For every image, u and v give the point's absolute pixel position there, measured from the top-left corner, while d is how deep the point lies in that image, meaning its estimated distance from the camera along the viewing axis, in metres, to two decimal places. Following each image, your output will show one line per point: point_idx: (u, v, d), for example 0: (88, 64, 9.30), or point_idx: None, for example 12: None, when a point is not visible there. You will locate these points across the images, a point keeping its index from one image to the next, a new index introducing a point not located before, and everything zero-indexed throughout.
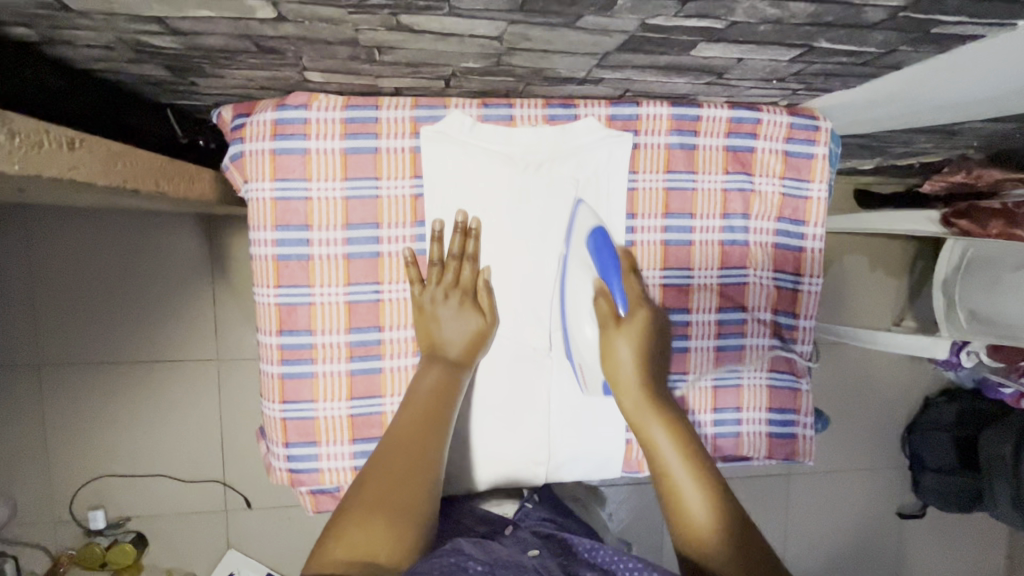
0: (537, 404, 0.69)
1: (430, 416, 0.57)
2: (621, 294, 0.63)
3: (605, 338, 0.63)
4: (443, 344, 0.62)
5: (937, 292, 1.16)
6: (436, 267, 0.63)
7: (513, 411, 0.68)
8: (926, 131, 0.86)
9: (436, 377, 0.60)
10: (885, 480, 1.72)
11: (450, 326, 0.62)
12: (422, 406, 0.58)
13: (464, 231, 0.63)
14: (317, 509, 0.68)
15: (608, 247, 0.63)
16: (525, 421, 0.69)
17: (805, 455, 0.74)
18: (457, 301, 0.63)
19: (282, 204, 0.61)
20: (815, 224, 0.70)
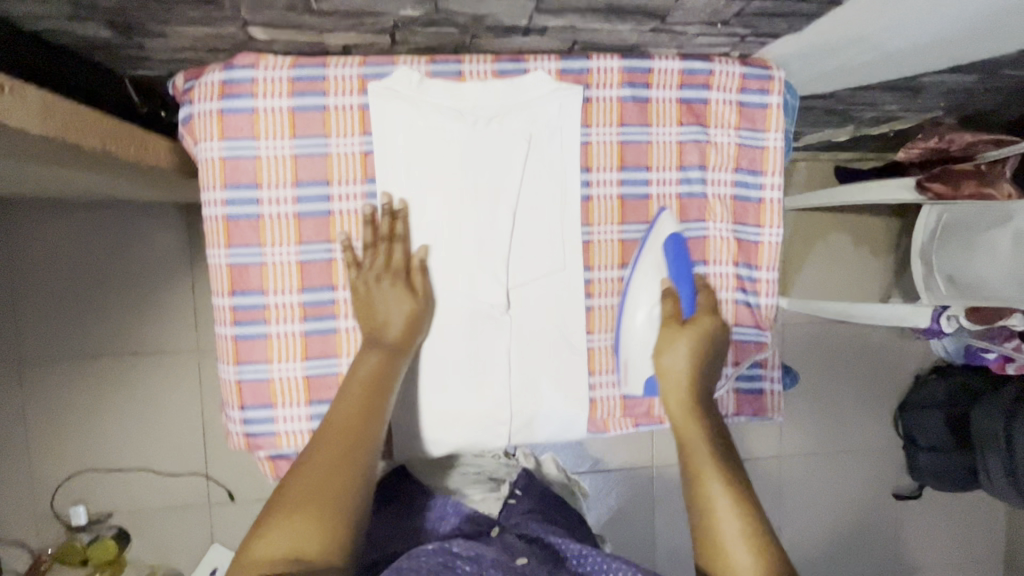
0: (497, 364, 0.67)
1: (364, 414, 0.58)
2: (689, 298, 0.66)
3: (667, 334, 0.66)
4: (378, 329, 0.61)
5: (915, 260, 1.15)
6: (368, 250, 0.63)
7: (473, 371, 0.67)
8: (889, 88, 0.86)
9: (373, 366, 0.60)
10: (880, 462, 1.69)
11: (384, 313, 0.61)
12: (359, 394, 0.59)
13: (392, 213, 0.63)
14: (276, 476, 0.67)
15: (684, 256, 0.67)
16: (485, 381, 0.67)
17: (772, 410, 0.73)
18: (391, 283, 0.62)
19: (231, 163, 0.61)
20: (772, 173, 0.69)
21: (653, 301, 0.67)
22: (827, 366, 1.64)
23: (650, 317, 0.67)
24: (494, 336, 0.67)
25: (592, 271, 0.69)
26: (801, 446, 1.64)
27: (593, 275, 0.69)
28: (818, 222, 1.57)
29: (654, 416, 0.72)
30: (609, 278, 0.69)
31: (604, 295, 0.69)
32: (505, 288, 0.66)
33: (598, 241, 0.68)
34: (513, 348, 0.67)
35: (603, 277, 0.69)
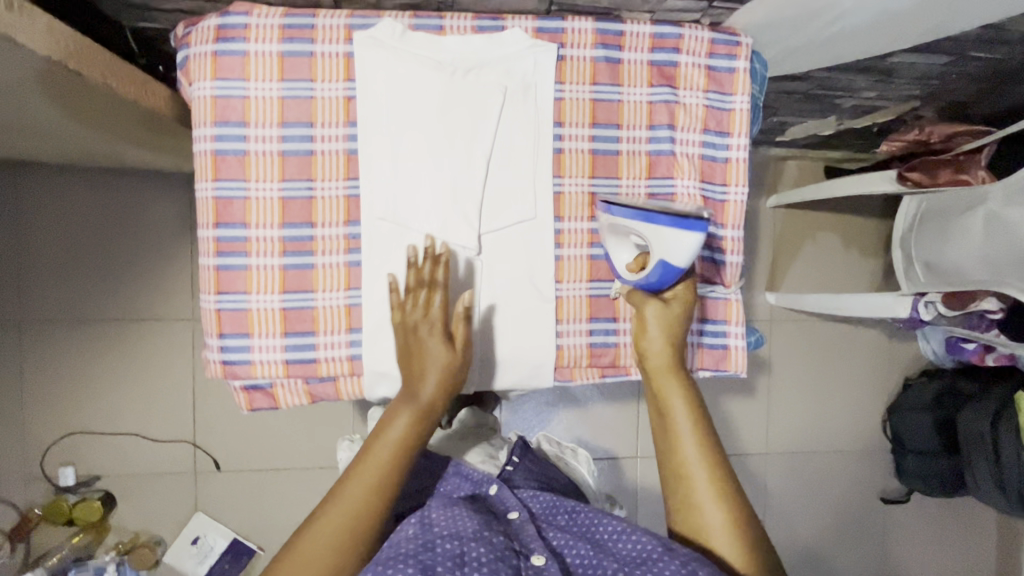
0: (466, 305, 0.70)
1: (394, 459, 0.63)
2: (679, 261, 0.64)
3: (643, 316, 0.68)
4: (418, 384, 0.65)
5: (897, 250, 1.17)
6: (410, 300, 0.65)
7: (442, 311, 0.69)
8: (861, 69, 0.89)
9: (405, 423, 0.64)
10: (868, 465, 1.68)
11: (421, 373, 0.64)
12: (389, 450, 0.63)
13: (433, 257, 0.66)
14: (251, 407, 0.70)
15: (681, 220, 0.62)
16: (455, 321, 0.70)
17: (737, 366, 0.74)
18: (434, 339, 0.65)
19: (222, 102, 0.65)
20: (738, 135, 0.73)
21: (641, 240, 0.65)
22: (816, 364, 1.64)
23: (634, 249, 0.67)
24: (465, 279, 0.69)
25: (562, 222, 0.71)
26: (789, 445, 1.64)
27: (564, 227, 0.71)
28: (808, 220, 1.59)
29: (620, 366, 0.74)
30: (578, 230, 0.72)
31: (574, 247, 0.72)
32: (476, 232, 0.69)
33: (569, 193, 0.71)
34: (484, 292, 0.70)
35: (573, 228, 0.72)
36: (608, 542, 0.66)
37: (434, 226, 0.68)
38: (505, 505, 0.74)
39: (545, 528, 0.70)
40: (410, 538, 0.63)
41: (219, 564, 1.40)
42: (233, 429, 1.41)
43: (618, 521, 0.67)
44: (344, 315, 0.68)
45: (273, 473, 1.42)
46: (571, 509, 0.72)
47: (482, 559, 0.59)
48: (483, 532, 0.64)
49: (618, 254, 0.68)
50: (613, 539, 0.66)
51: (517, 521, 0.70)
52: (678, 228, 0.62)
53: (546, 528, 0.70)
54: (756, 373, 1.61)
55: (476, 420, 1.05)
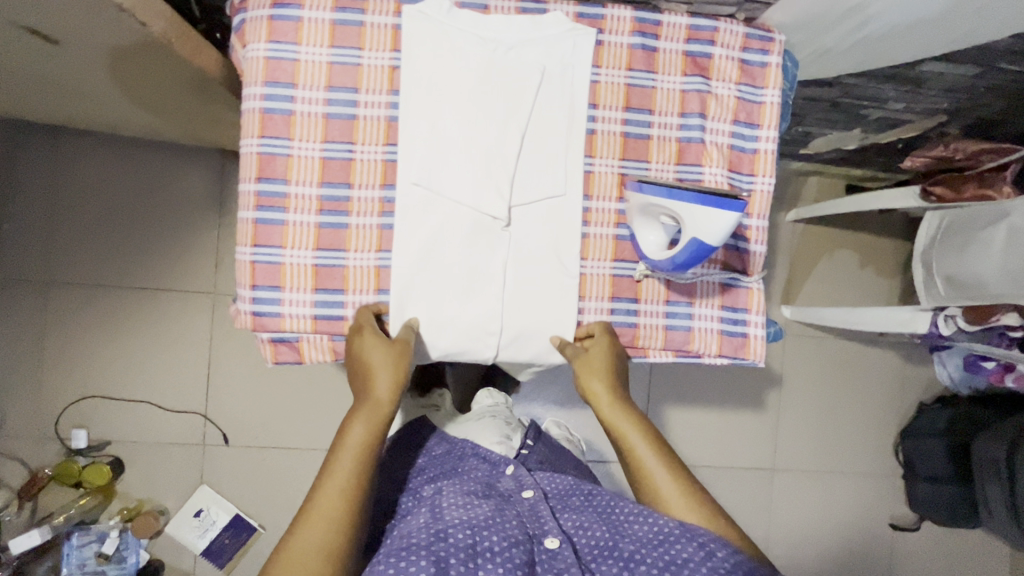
0: (491, 274, 0.71)
1: (357, 461, 0.63)
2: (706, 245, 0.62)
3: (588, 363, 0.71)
4: (369, 389, 0.67)
5: (917, 265, 1.17)
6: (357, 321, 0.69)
7: (467, 279, 0.71)
8: (890, 78, 0.91)
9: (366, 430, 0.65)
10: (877, 489, 1.65)
11: (372, 380, 0.67)
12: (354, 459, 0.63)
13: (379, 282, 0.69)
14: (276, 360, 0.72)
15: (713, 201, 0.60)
16: (478, 290, 0.71)
17: (755, 355, 0.75)
18: (379, 345, 0.67)
19: (273, 63, 0.68)
20: (768, 127, 0.74)
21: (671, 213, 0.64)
22: (829, 382, 1.62)
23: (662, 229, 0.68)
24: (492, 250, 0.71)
25: (591, 201, 0.73)
26: (797, 462, 1.61)
27: (592, 206, 0.73)
28: (827, 237, 1.60)
29: (639, 347, 0.75)
30: (606, 210, 0.73)
31: (601, 226, 0.73)
32: (506, 204, 0.70)
33: (598, 174, 0.73)
34: (510, 264, 0.71)
35: (600, 208, 0.73)
36: (620, 522, 0.65)
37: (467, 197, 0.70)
38: (519, 484, 0.76)
39: (558, 510, 0.72)
40: (425, 527, 0.65)
41: (219, 539, 1.40)
42: (243, 404, 1.42)
43: (634, 503, 0.67)
44: (374, 276, 0.70)
45: (279, 451, 1.43)
46: (587, 492, 0.72)
47: (495, 548, 0.62)
48: (494, 520, 0.66)
49: (646, 233, 0.68)
50: (623, 519, 0.65)
51: (532, 500, 0.72)
52: (709, 204, 0.60)
53: (559, 510, 0.71)
54: (768, 387, 1.59)
55: (491, 400, 1.04)
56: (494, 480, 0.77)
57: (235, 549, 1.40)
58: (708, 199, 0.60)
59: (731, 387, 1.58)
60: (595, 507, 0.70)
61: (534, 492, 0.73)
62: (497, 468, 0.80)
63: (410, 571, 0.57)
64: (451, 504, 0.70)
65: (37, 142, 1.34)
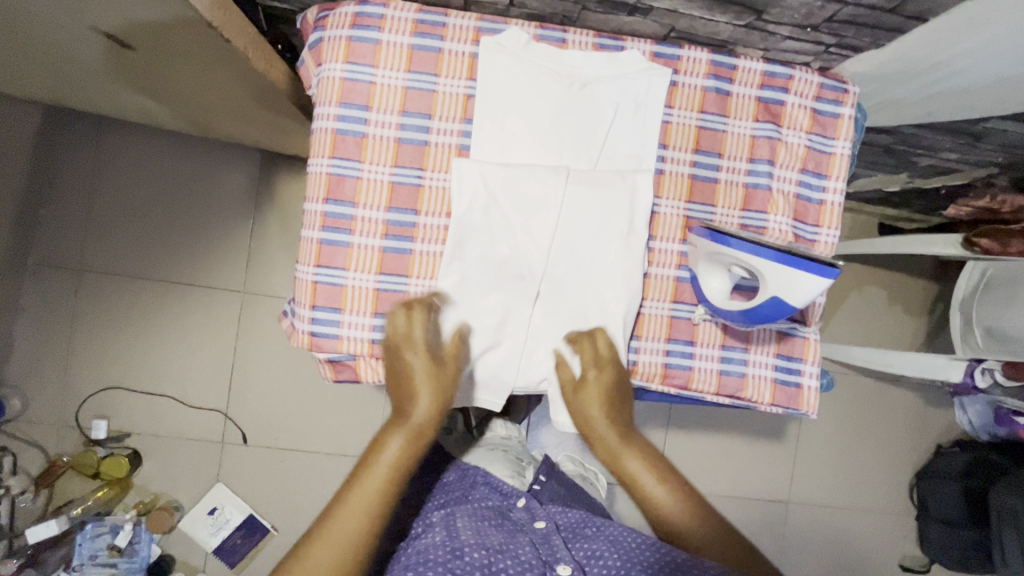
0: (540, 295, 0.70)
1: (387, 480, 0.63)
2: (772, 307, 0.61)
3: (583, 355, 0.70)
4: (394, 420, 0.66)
5: (954, 312, 1.18)
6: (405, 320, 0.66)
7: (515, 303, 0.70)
8: (949, 130, 0.91)
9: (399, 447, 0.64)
10: (890, 528, 1.64)
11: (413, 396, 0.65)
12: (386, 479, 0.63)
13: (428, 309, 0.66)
14: (334, 379, 0.72)
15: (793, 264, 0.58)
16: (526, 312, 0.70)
17: (808, 407, 0.74)
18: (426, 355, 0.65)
19: (349, 85, 0.68)
20: (836, 178, 0.74)
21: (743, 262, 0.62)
22: (848, 418, 1.62)
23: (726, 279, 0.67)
24: (553, 285, 0.70)
25: (655, 241, 0.73)
26: (811, 496, 1.61)
27: (656, 245, 0.73)
28: (855, 273, 1.60)
29: (691, 389, 0.74)
30: (670, 251, 0.73)
31: (665, 266, 0.73)
32: (571, 235, 0.69)
33: (664, 214, 0.73)
34: (571, 301, 0.70)
35: (665, 248, 0.73)
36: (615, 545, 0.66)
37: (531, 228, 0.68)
38: (531, 515, 0.76)
39: (569, 539, 0.71)
40: (440, 543, 0.66)
41: (232, 538, 1.39)
42: (264, 404, 1.41)
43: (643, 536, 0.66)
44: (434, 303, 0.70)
45: (298, 453, 1.42)
46: (598, 524, 0.71)
47: (509, 568, 0.63)
48: (505, 548, 0.67)
49: (710, 278, 0.68)
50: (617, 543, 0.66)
51: (544, 530, 0.72)
52: (795, 267, 0.58)
53: (570, 539, 0.71)
54: (787, 419, 1.59)
55: (505, 432, 1.06)
56: (505, 509, 0.78)
57: (247, 549, 1.39)
58: (785, 258, 0.58)
59: (751, 416, 1.57)
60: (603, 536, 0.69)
61: (546, 523, 0.73)
62: (508, 499, 0.81)
63: None
64: (467, 526, 0.70)
65: (80, 129, 1.34)
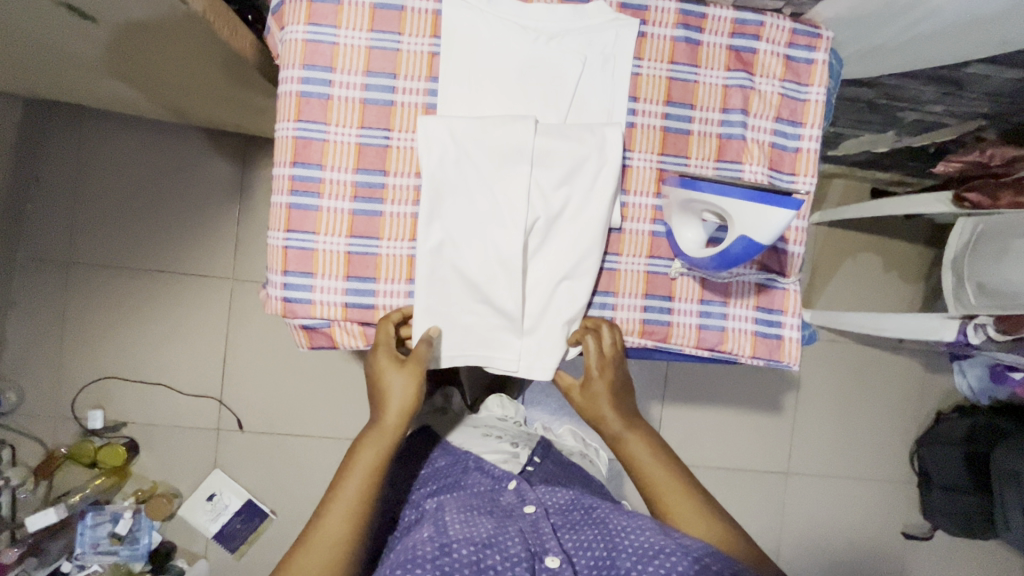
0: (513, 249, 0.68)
1: (364, 478, 0.66)
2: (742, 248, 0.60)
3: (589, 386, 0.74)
4: (380, 415, 0.68)
5: (947, 271, 1.16)
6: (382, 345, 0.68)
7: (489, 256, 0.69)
8: (932, 79, 0.89)
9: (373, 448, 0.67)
10: (891, 496, 1.63)
11: (385, 397, 0.68)
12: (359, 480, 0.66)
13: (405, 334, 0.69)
14: (308, 346, 0.72)
15: (758, 196, 0.57)
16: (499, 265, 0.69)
17: (790, 358, 0.73)
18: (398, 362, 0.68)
19: (311, 46, 0.67)
20: (812, 125, 0.73)
21: (709, 204, 0.62)
22: (845, 387, 1.61)
23: (699, 231, 0.66)
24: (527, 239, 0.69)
25: (628, 195, 0.72)
26: (811, 467, 1.60)
27: (629, 199, 0.72)
28: (849, 240, 1.58)
29: (671, 345, 0.74)
30: (643, 205, 0.72)
31: (637, 221, 0.72)
32: (539, 175, 0.68)
33: (637, 167, 0.72)
34: (545, 256, 0.70)
35: (637, 203, 0.72)
36: (621, 534, 0.63)
37: (500, 183, 0.68)
38: (521, 499, 0.75)
39: (559, 527, 0.70)
40: (428, 539, 0.63)
41: (231, 524, 1.40)
42: (258, 390, 1.42)
43: (630, 515, 0.66)
44: (407, 264, 0.69)
45: (293, 436, 1.42)
46: (586, 507, 0.71)
47: (499, 565, 0.60)
48: (496, 539, 0.64)
49: (682, 231, 0.67)
50: (618, 531, 0.64)
51: (534, 516, 0.71)
52: (762, 201, 0.57)
53: (560, 526, 0.70)
54: (785, 390, 1.58)
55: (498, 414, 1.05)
56: (495, 495, 0.77)
57: (247, 534, 1.40)
58: (751, 194, 0.57)
59: (748, 388, 1.56)
60: (595, 521, 0.68)
61: (535, 508, 0.73)
62: (499, 482, 0.81)
63: None
64: (455, 519, 0.68)
65: (62, 121, 1.34)
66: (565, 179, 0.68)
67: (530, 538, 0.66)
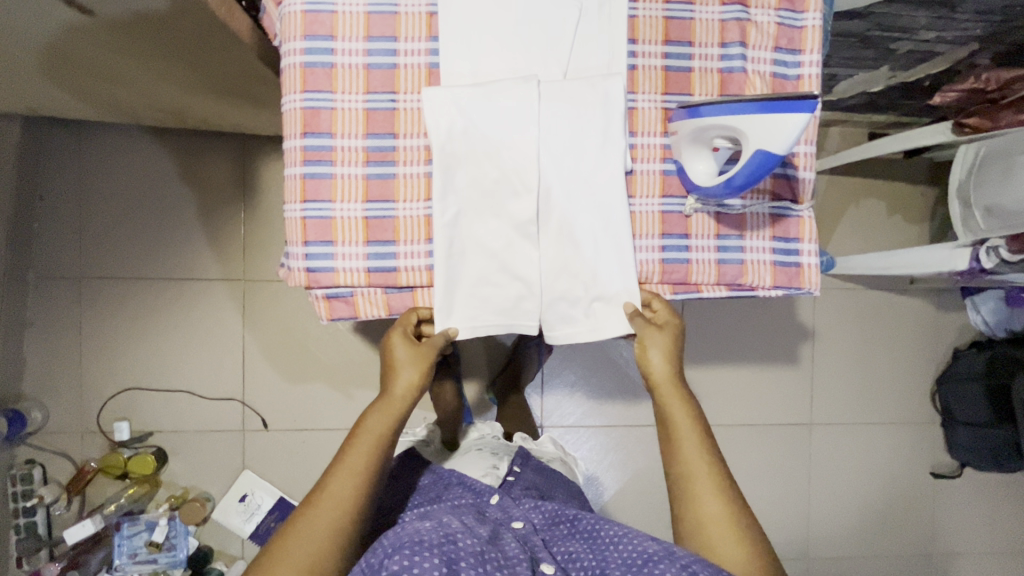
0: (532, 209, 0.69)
1: (371, 451, 0.66)
2: (750, 169, 0.61)
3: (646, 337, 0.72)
4: (389, 387, 0.69)
5: (953, 198, 1.17)
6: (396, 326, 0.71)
7: (507, 221, 0.70)
8: (922, 2, 0.90)
9: (380, 421, 0.68)
10: (916, 438, 1.64)
11: (395, 373, 0.70)
12: (365, 450, 0.65)
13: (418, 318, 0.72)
14: (330, 317, 0.72)
15: (767, 108, 0.58)
16: (517, 227, 0.70)
17: (811, 284, 0.74)
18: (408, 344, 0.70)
19: (311, 16, 0.67)
20: (811, 51, 0.73)
21: (716, 129, 0.63)
22: (861, 333, 1.61)
23: (710, 163, 0.67)
24: (541, 204, 0.69)
25: (636, 137, 0.72)
26: (834, 415, 1.61)
27: (637, 140, 0.72)
28: (850, 187, 1.58)
29: (691, 283, 0.74)
30: (652, 145, 0.73)
31: (647, 161, 0.72)
32: (546, 141, 0.68)
33: (642, 109, 0.72)
34: (560, 220, 0.70)
35: (646, 143, 0.72)
36: (610, 548, 0.65)
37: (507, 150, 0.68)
38: (507, 514, 0.76)
39: (548, 542, 0.71)
40: (431, 529, 0.64)
41: (266, 522, 1.41)
42: (280, 387, 1.43)
43: (620, 527, 0.68)
44: (423, 224, 0.70)
45: (319, 431, 1.43)
46: (572, 518, 0.73)
47: (501, 561, 0.62)
48: (495, 541, 0.67)
49: (694, 163, 0.67)
50: (609, 543, 0.66)
51: (522, 532, 0.72)
52: (775, 111, 0.58)
53: (550, 541, 0.71)
54: (801, 341, 1.59)
55: (477, 433, 1.10)
56: (480, 507, 0.77)
57: None
58: (758, 105, 0.58)
59: (764, 343, 1.57)
60: (583, 534, 0.70)
61: (523, 523, 0.73)
62: (481, 497, 0.81)
63: (423, 568, 0.56)
64: (451, 518, 0.69)
65: (61, 139, 1.35)
66: (571, 143, 0.69)
67: (525, 546, 0.68)
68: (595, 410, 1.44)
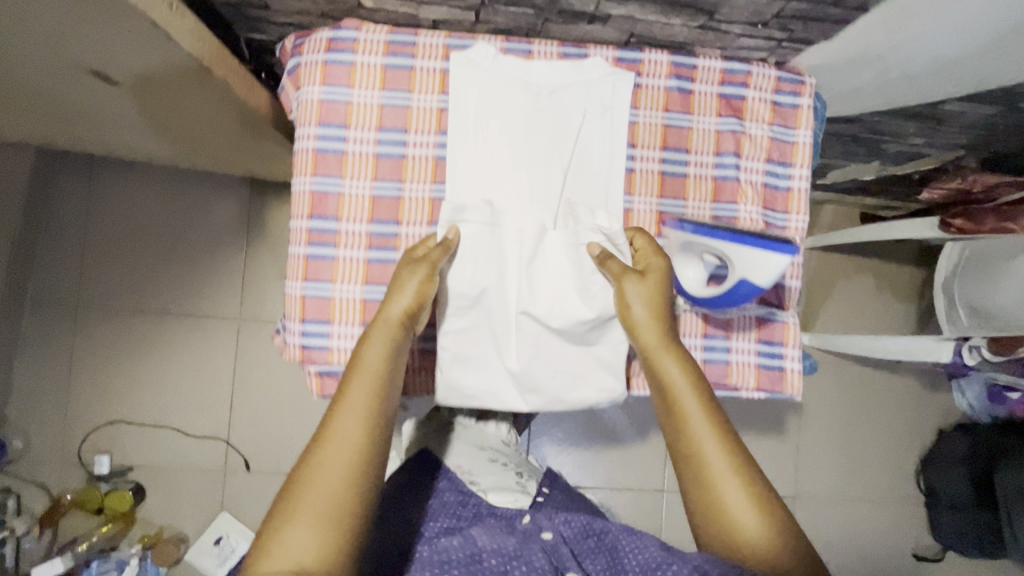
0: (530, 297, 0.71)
1: (374, 387, 0.60)
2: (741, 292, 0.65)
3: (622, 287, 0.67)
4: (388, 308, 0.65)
5: (939, 293, 1.19)
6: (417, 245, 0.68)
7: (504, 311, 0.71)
8: (912, 114, 0.94)
9: (380, 349, 0.62)
10: (900, 516, 1.63)
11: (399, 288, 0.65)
12: (370, 377, 0.61)
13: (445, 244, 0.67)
14: (320, 393, 0.72)
15: (755, 241, 0.62)
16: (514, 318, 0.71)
17: (792, 388, 0.76)
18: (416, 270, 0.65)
19: (327, 106, 0.71)
20: (801, 166, 0.77)
21: (705, 244, 0.66)
22: (847, 408, 1.63)
23: (701, 270, 0.69)
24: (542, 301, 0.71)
25: None
26: (819, 489, 1.60)
27: None
28: (840, 264, 1.62)
29: None
30: None
31: None
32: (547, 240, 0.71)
33: (636, 210, 0.75)
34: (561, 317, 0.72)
35: None
36: (625, 558, 0.62)
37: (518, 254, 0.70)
38: (537, 526, 0.69)
39: (579, 555, 0.65)
40: (458, 548, 0.63)
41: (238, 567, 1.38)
42: (266, 428, 1.42)
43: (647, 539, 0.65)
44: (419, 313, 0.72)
45: None
46: (604, 531, 0.67)
47: None
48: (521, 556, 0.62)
49: (684, 270, 0.69)
50: (627, 551, 0.63)
51: (551, 543, 0.66)
52: (762, 247, 0.62)
53: (581, 555, 0.64)
54: (788, 412, 1.60)
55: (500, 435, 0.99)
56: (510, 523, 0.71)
57: None
58: (737, 239, 0.62)
59: (751, 413, 1.58)
60: (607, 548, 0.65)
61: (553, 534, 0.67)
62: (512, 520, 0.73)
63: None
64: (479, 533, 0.67)
65: (72, 172, 1.38)
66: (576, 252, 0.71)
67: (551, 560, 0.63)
68: (580, 470, 1.44)
